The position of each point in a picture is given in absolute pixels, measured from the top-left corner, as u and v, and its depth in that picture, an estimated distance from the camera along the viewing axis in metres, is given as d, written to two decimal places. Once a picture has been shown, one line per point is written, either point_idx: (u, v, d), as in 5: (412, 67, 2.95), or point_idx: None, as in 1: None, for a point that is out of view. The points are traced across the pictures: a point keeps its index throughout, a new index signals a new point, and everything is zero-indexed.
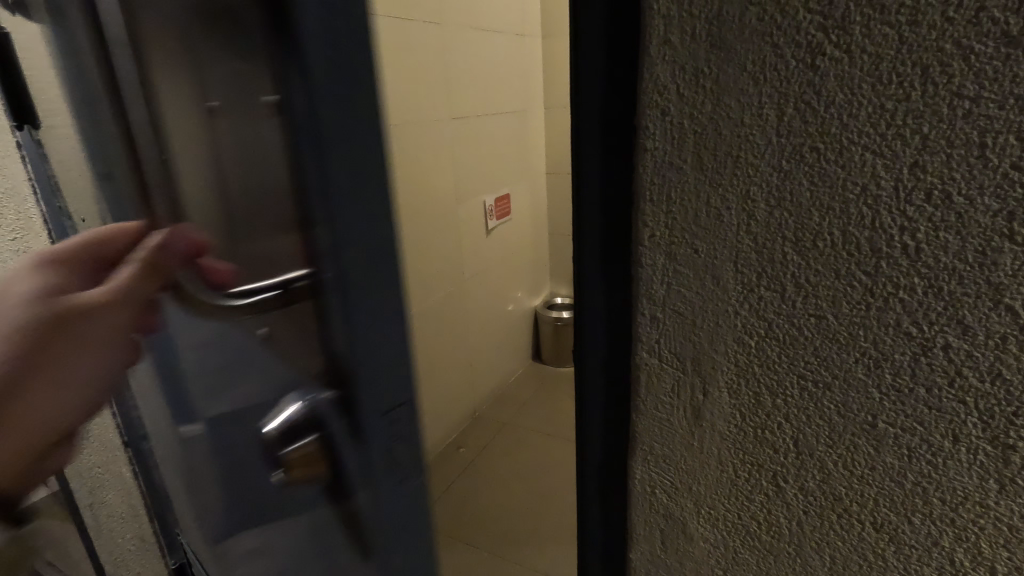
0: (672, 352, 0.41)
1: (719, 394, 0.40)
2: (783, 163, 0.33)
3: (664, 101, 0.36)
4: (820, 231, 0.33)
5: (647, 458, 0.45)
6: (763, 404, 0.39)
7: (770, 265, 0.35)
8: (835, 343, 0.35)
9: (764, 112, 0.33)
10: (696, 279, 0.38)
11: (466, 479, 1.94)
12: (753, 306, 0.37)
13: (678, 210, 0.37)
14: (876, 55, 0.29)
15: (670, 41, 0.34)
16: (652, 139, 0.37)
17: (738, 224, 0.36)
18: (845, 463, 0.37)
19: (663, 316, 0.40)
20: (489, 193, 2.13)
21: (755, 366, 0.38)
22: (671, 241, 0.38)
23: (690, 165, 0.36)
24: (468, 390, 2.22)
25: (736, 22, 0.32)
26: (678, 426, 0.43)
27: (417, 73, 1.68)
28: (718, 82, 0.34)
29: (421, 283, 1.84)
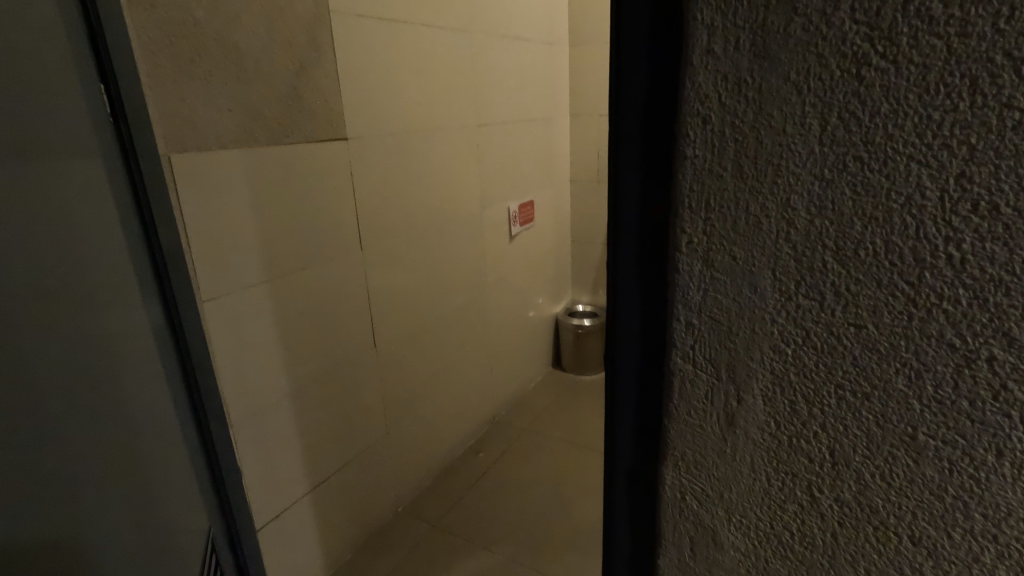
0: (707, 358, 0.41)
1: (754, 402, 0.40)
2: (825, 172, 0.33)
3: (704, 109, 0.36)
4: (861, 239, 0.33)
5: (679, 465, 0.45)
6: (799, 413, 0.39)
7: (809, 273, 0.35)
8: (875, 353, 0.35)
9: (808, 122, 0.33)
10: (734, 286, 0.38)
11: (485, 484, 1.94)
12: (790, 315, 0.37)
13: (717, 218, 0.37)
14: (925, 66, 0.29)
15: (713, 50, 0.34)
16: (693, 147, 0.37)
17: (778, 233, 0.36)
18: (884, 476, 0.37)
19: (699, 323, 0.40)
20: (513, 199, 2.15)
21: (791, 374, 0.38)
22: (709, 248, 0.38)
23: (729, 173, 0.36)
24: (488, 394, 2.23)
25: (780, 33, 0.32)
26: (712, 432, 0.43)
27: (446, 80, 1.70)
28: (760, 91, 0.34)
29: (445, 287, 1.86)
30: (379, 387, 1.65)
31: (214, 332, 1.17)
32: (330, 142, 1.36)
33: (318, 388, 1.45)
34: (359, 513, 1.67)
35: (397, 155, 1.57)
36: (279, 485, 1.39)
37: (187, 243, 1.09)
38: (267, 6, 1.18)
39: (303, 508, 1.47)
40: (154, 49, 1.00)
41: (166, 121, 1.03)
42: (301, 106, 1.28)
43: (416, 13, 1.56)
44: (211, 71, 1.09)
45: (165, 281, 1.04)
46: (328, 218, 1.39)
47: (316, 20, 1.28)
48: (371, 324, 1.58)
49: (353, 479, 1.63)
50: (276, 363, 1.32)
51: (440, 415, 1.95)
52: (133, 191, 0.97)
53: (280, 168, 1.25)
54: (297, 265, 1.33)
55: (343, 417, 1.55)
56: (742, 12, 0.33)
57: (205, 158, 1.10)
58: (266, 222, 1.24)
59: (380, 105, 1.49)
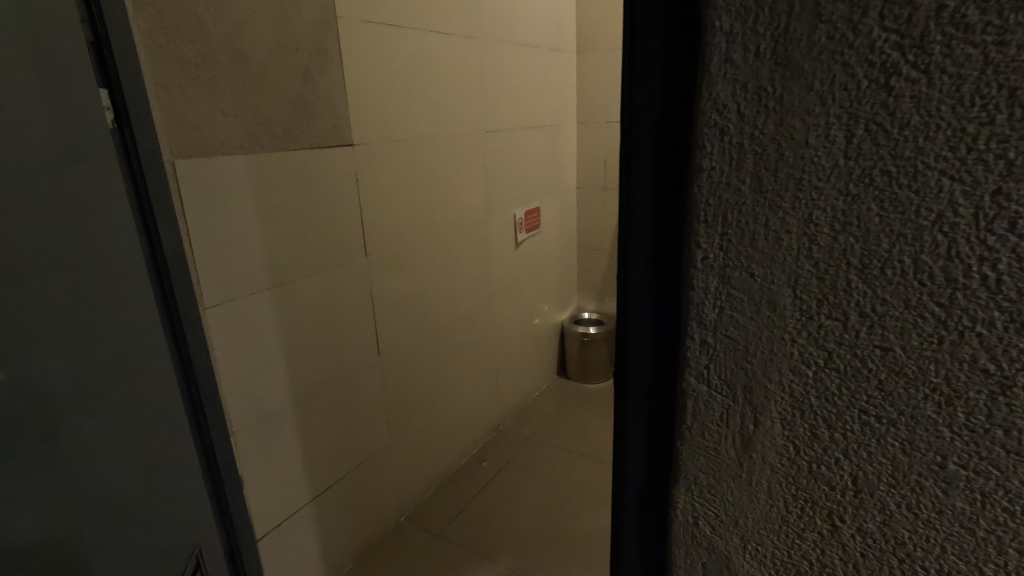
0: (723, 379, 0.39)
1: (771, 425, 0.38)
2: (849, 187, 0.32)
3: (722, 120, 0.34)
4: (887, 257, 0.32)
5: (691, 489, 0.43)
6: (819, 438, 0.37)
7: (832, 292, 0.34)
8: (902, 377, 0.33)
9: (832, 134, 0.31)
10: (751, 305, 0.37)
11: (489, 494, 1.92)
12: (811, 335, 0.35)
13: (734, 233, 0.36)
14: (959, 76, 0.28)
15: (732, 59, 0.33)
16: (709, 160, 0.35)
17: (798, 250, 0.34)
18: (910, 505, 0.35)
19: (714, 342, 0.39)
20: (519, 206, 2.14)
21: (811, 397, 0.36)
22: (725, 265, 0.37)
23: (748, 187, 0.34)
24: (493, 402, 2.21)
25: (803, 40, 0.31)
26: (727, 456, 0.41)
27: (453, 87, 1.70)
28: (782, 102, 0.32)
29: (450, 294, 1.84)
30: (383, 395, 1.63)
31: (216, 340, 1.16)
32: (336, 149, 1.36)
33: (322, 395, 1.44)
34: (361, 522, 1.65)
35: (403, 161, 1.56)
36: (280, 493, 1.37)
37: (191, 249, 1.08)
38: (274, 12, 1.17)
39: (304, 517, 1.46)
40: (160, 53, 0.99)
41: (171, 126, 1.02)
42: (307, 112, 1.27)
43: (423, 20, 1.55)
44: (217, 76, 1.09)
45: (167, 288, 1.03)
46: (333, 225, 1.38)
47: (323, 26, 1.28)
48: (376, 331, 1.57)
49: (356, 488, 1.61)
50: (278, 371, 1.31)
51: (443, 423, 1.93)
52: (135, 191, 0.97)
53: (285, 174, 1.25)
54: (302, 272, 1.32)
55: (346, 425, 1.53)
56: (762, 19, 0.31)
57: (209, 164, 1.09)
58: (270, 228, 1.23)
59: (386, 111, 1.48)
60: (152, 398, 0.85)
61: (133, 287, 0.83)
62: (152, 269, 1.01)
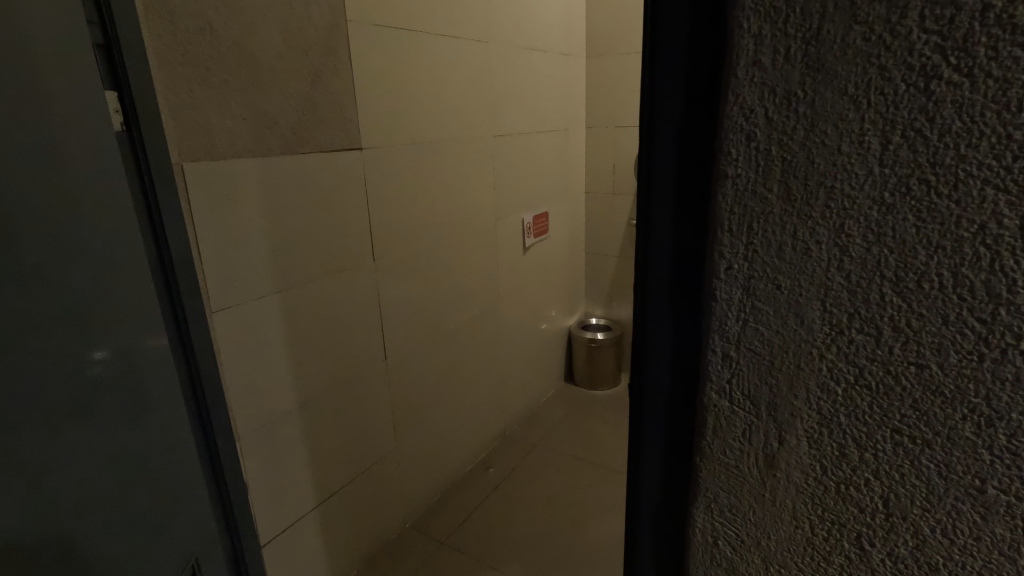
0: (745, 394, 0.38)
1: (797, 443, 0.37)
2: (884, 196, 0.30)
3: (749, 126, 0.33)
4: (924, 271, 0.30)
5: (711, 508, 0.42)
6: (848, 458, 0.35)
7: (864, 306, 0.32)
8: (938, 396, 0.31)
9: (867, 140, 0.30)
10: (777, 318, 0.35)
11: (496, 500, 1.90)
12: (841, 351, 0.34)
13: (761, 244, 0.34)
14: (1004, 81, 0.26)
15: (760, 61, 0.31)
16: (734, 167, 0.34)
17: (828, 261, 0.33)
18: (945, 530, 0.34)
19: (737, 356, 0.37)
20: (527, 211, 2.12)
21: (841, 415, 0.35)
22: (750, 276, 0.35)
23: (775, 195, 0.33)
24: (499, 409, 2.19)
25: (837, 43, 0.29)
26: (749, 474, 0.39)
27: (462, 91, 1.69)
28: (812, 106, 0.31)
29: (457, 300, 1.83)
30: (389, 401, 1.62)
31: (222, 345, 1.15)
32: (345, 152, 1.35)
33: (328, 401, 1.43)
34: (366, 528, 1.64)
35: (412, 165, 1.55)
36: (285, 499, 1.36)
37: (199, 253, 1.08)
38: (284, 16, 1.17)
39: (309, 524, 1.44)
40: (169, 57, 0.99)
41: (179, 129, 1.01)
42: (316, 116, 1.27)
43: (434, 24, 1.55)
44: (226, 80, 1.08)
45: (175, 292, 1.02)
46: (341, 229, 1.37)
47: (333, 30, 1.27)
48: (383, 335, 1.56)
49: (361, 494, 1.59)
50: (284, 376, 1.30)
51: (451, 429, 1.91)
52: (142, 189, 0.96)
53: (293, 177, 1.24)
54: (310, 276, 1.32)
55: (352, 432, 1.52)
56: (793, 20, 0.30)
57: (218, 167, 1.09)
58: (278, 232, 1.23)
59: (395, 115, 1.47)
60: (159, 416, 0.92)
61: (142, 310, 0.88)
62: (159, 274, 1.00)
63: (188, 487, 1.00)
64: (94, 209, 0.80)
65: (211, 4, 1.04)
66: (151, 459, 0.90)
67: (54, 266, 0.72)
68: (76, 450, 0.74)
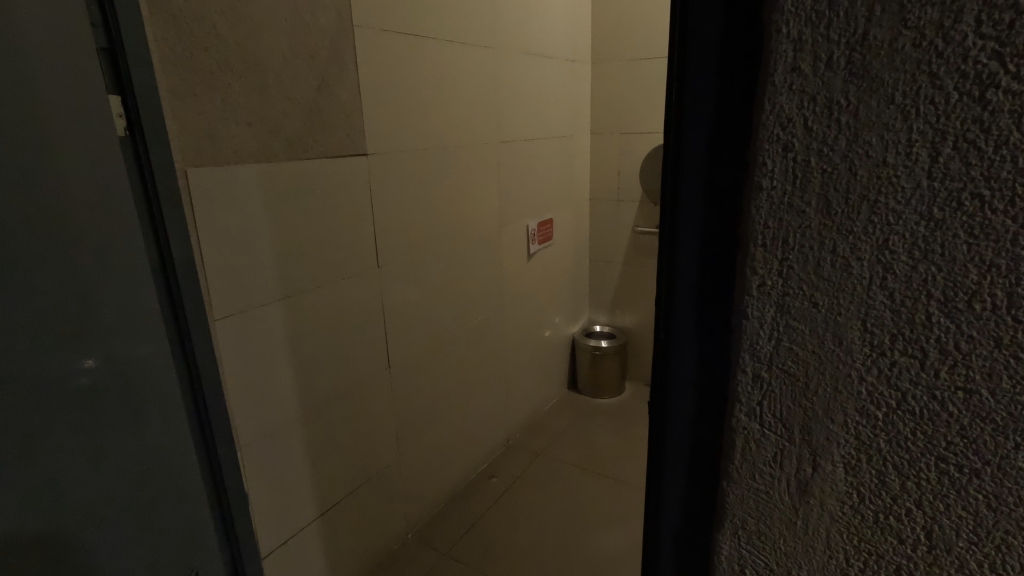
0: (777, 417, 0.36)
1: (832, 469, 0.35)
2: (933, 212, 0.28)
3: (786, 136, 0.31)
4: (975, 291, 0.28)
5: (737, 535, 0.40)
6: (888, 486, 0.33)
7: (909, 326, 0.30)
8: (989, 423, 0.30)
9: (914, 152, 0.28)
10: (813, 338, 0.33)
11: (499, 510, 1.88)
12: (881, 373, 0.32)
13: (797, 260, 0.32)
14: None
15: (800, 68, 0.30)
16: (769, 179, 0.32)
17: (870, 280, 0.31)
18: (991, 563, 0.32)
19: (768, 376, 0.35)
20: (532, 217, 2.11)
21: (881, 441, 0.33)
22: (784, 293, 0.33)
23: (813, 209, 0.31)
24: (503, 417, 2.17)
25: (884, 48, 0.28)
26: (779, 500, 0.37)
27: (467, 98, 1.68)
28: (856, 115, 0.29)
29: (462, 307, 1.81)
30: (392, 410, 1.60)
31: (222, 354, 1.13)
32: (350, 158, 1.34)
33: (330, 410, 1.41)
34: (369, 540, 1.62)
35: (417, 171, 1.54)
36: (286, 510, 1.34)
37: (201, 260, 1.06)
38: (290, 20, 1.16)
39: (310, 535, 1.42)
40: (174, 61, 0.97)
41: (182, 134, 1.00)
42: (321, 121, 1.25)
43: (439, 29, 1.54)
44: (231, 84, 1.07)
45: (177, 299, 1.01)
46: (345, 235, 1.36)
47: (339, 35, 1.26)
48: (386, 343, 1.54)
49: (364, 505, 1.57)
50: (287, 384, 1.28)
51: (453, 438, 1.89)
52: (144, 192, 0.94)
53: (298, 183, 1.22)
54: (313, 283, 1.30)
55: (354, 441, 1.50)
56: (837, 24, 0.28)
57: (220, 172, 1.07)
58: (282, 238, 1.21)
59: (400, 121, 1.46)
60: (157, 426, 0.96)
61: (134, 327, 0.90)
62: (161, 282, 0.98)
63: (179, 490, 1.02)
64: (85, 220, 0.81)
65: (216, 8, 1.02)
66: (137, 467, 0.91)
67: (33, 279, 0.74)
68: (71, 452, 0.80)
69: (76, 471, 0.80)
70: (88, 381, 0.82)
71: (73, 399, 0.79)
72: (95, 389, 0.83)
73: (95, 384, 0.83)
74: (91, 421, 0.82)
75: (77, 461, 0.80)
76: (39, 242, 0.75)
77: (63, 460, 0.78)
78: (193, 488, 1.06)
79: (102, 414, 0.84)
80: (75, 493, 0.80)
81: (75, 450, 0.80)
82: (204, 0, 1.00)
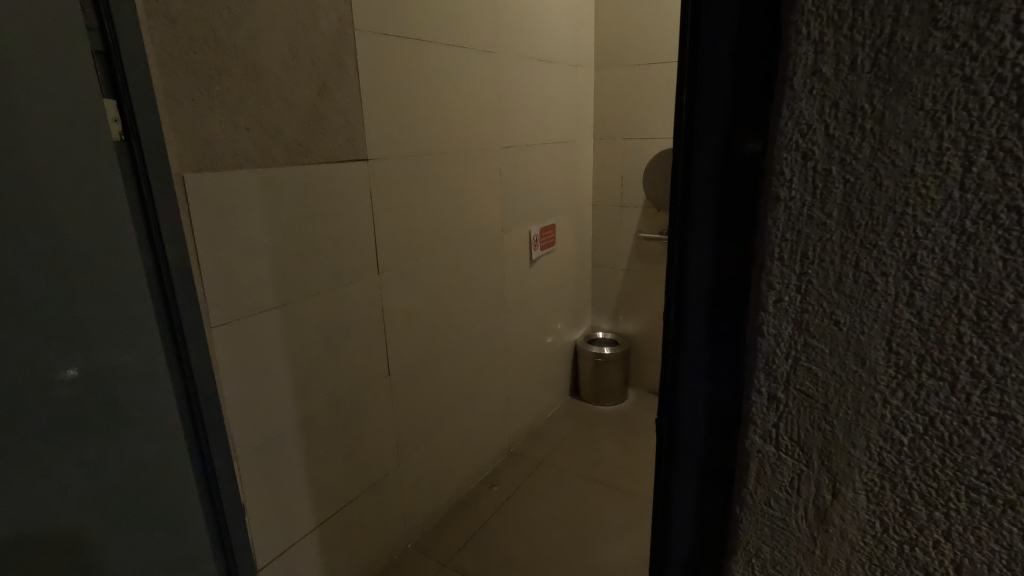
0: (795, 440, 0.34)
1: (854, 496, 0.33)
2: (965, 226, 0.27)
3: (805, 145, 0.29)
4: (1012, 311, 0.26)
5: (752, 562, 0.38)
6: (914, 515, 0.32)
7: (939, 348, 0.28)
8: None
9: (944, 163, 0.26)
10: (834, 358, 0.31)
11: (501, 519, 1.86)
12: (908, 398, 0.30)
13: (816, 276, 0.31)
14: None
15: (821, 71, 0.28)
16: (787, 190, 0.30)
17: (896, 298, 0.29)
18: None
19: (785, 398, 0.34)
20: (534, 223, 2.09)
21: (907, 467, 0.31)
22: (803, 310, 0.31)
23: (835, 221, 0.29)
24: (504, 425, 2.14)
25: (912, 50, 0.26)
26: (796, 528, 0.36)
27: (469, 102, 1.67)
28: (881, 123, 0.27)
29: (463, 314, 1.80)
30: (392, 418, 1.58)
31: (219, 362, 1.11)
32: (350, 164, 1.32)
33: (329, 418, 1.39)
34: (368, 549, 1.59)
35: (418, 177, 1.53)
36: (284, 521, 1.32)
37: (198, 266, 1.04)
38: (291, 24, 1.14)
39: (308, 545, 1.40)
40: (173, 64, 0.96)
41: (180, 138, 0.99)
42: (322, 126, 1.24)
43: (441, 33, 1.53)
44: (230, 89, 1.06)
45: (171, 306, 0.99)
46: (345, 241, 1.34)
47: (340, 39, 1.25)
48: (387, 350, 1.52)
49: (363, 514, 1.55)
50: (285, 392, 1.27)
51: (454, 446, 1.87)
52: (139, 198, 0.92)
53: (298, 189, 1.21)
54: (312, 290, 1.28)
55: (354, 449, 1.48)
56: (862, 24, 0.27)
57: (219, 178, 1.06)
58: (281, 245, 1.19)
59: (402, 126, 1.45)
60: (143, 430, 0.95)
61: (124, 332, 0.90)
62: (157, 290, 0.97)
63: (171, 496, 1.03)
64: (73, 227, 0.82)
65: (215, 12, 1.01)
66: (118, 469, 0.92)
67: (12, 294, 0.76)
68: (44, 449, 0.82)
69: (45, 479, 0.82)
70: (67, 392, 0.83)
71: (52, 411, 0.82)
72: (76, 402, 0.85)
73: (75, 394, 0.85)
74: (68, 432, 0.84)
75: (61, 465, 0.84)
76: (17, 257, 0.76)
77: (27, 470, 0.80)
78: (188, 495, 1.06)
79: (80, 426, 0.86)
80: (42, 503, 0.82)
81: (46, 460, 0.82)
82: (202, 3, 0.99)
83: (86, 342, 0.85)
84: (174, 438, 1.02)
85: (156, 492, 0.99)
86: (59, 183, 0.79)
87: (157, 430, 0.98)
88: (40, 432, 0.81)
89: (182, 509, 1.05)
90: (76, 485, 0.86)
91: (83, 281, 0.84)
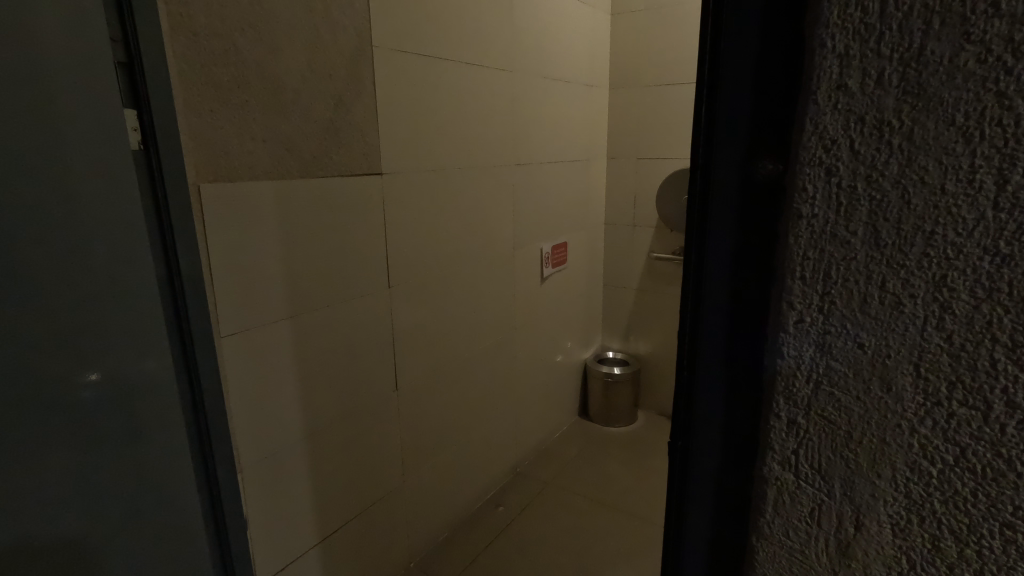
0: (815, 468, 0.32)
1: (878, 528, 0.31)
2: (997, 245, 0.25)
3: (828, 160, 0.28)
4: None
5: None
6: (944, 552, 0.30)
7: (971, 375, 0.27)
8: None
9: (976, 182, 0.25)
10: (858, 382, 0.30)
11: (506, 539, 1.82)
12: (936, 424, 0.28)
13: (840, 293, 0.29)
14: None
15: (846, 85, 0.27)
16: (810, 207, 0.29)
17: (925, 322, 0.27)
18: None
19: (805, 423, 0.32)
20: (546, 240, 2.09)
21: (936, 499, 0.29)
22: (825, 331, 0.30)
23: (860, 239, 0.28)
24: (511, 444, 2.11)
25: (943, 65, 0.25)
26: (815, 559, 0.34)
27: (482, 121, 1.68)
28: (910, 138, 0.26)
29: (471, 330, 1.79)
30: (398, 432, 1.57)
31: (228, 373, 1.11)
32: (365, 177, 1.33)
33: (337, 432, 1.38)
34: (371, 566, 1.57)
35: (431, 192, 1.53)
36: (284, 534, 1.30)
37: (209, 275, 1.05)
38: (310, 39, 1.16)
39: (309, 562, 1.37)
40: (194, 77, 0.98)
41: (198, 148, 1.00)
42: (337, 140, 1.25)
43: (456, 52, 1.55)
44: (248, 102, 1.07)
45: (183, 314, 0.99)
46: (357, 254, 1.34)
47: (358, 56, 1.27)
48: (396, 365, 1.52)
49: (365, 531, 1.52)
50: (293, 405, 1.26)
51: (460, 463, 1.85)
52: (155, 206, 0.93)
53: (311, 200, 1.22)
54: (323, 302, 1.28)
55: (360, 463, 1.47)
56: (890, 37, 0.26)
57: (234, 188, 1.07)
58: (293, 255, 1.20)
59: (417, 142, 1.46)
60: (153, 441, 0.96)
61: (139, 342, 0.91)
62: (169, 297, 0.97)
63: (177, 508, 1.02)
64: (95, 236, 0.83)
65: (237, 27, 1.03)
66: (127, 480, 0.92)
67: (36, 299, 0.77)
68: (61, 458, 0.82)
69: (60, 484, 0.82)
70: (99, 392, 0.86)
71: (75, 417, 0.83)
72: (94, 409, 0.86)
73: (95, 399, 0.86)
74: (86, 439, 0.85)
75: (73, 475, 0.84)
76: (40, 262, 0.77)
77: (47, 473, 0.81)
78: (192, 506, 1.05)
79: (95, 436, 0.86)
80: (54, 512, 0.83)
81: (61, 469, 0.82)
82: (225, 19, 1.01)
83: (105, 352, 0.86)
84: (182, 449, 1.01)
85: (163, 504, 0.99)
86: (76, 194, 0.80)
87: (168, 442, 0.98)
88: (59, 440, 0.81)
89: (188, 521, 1.05)
90: (86, 495, 0.86)
91: (104, 289, 0.85)
